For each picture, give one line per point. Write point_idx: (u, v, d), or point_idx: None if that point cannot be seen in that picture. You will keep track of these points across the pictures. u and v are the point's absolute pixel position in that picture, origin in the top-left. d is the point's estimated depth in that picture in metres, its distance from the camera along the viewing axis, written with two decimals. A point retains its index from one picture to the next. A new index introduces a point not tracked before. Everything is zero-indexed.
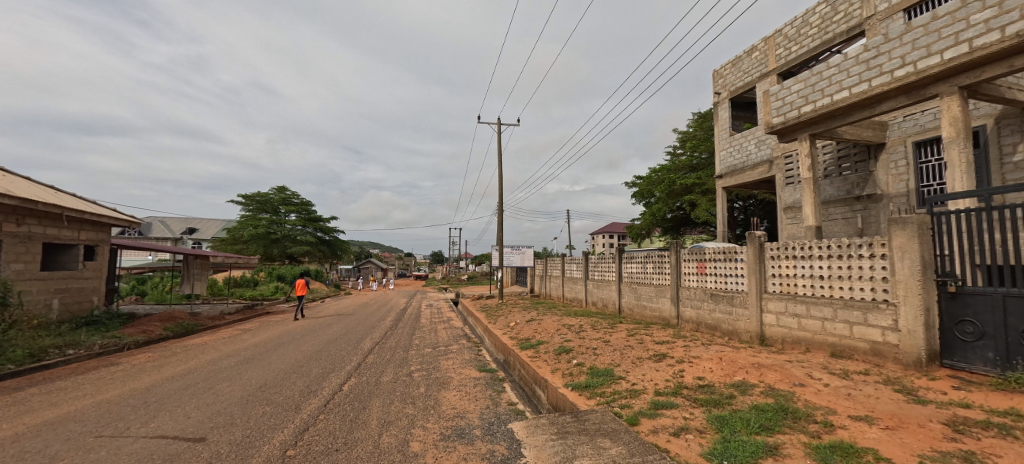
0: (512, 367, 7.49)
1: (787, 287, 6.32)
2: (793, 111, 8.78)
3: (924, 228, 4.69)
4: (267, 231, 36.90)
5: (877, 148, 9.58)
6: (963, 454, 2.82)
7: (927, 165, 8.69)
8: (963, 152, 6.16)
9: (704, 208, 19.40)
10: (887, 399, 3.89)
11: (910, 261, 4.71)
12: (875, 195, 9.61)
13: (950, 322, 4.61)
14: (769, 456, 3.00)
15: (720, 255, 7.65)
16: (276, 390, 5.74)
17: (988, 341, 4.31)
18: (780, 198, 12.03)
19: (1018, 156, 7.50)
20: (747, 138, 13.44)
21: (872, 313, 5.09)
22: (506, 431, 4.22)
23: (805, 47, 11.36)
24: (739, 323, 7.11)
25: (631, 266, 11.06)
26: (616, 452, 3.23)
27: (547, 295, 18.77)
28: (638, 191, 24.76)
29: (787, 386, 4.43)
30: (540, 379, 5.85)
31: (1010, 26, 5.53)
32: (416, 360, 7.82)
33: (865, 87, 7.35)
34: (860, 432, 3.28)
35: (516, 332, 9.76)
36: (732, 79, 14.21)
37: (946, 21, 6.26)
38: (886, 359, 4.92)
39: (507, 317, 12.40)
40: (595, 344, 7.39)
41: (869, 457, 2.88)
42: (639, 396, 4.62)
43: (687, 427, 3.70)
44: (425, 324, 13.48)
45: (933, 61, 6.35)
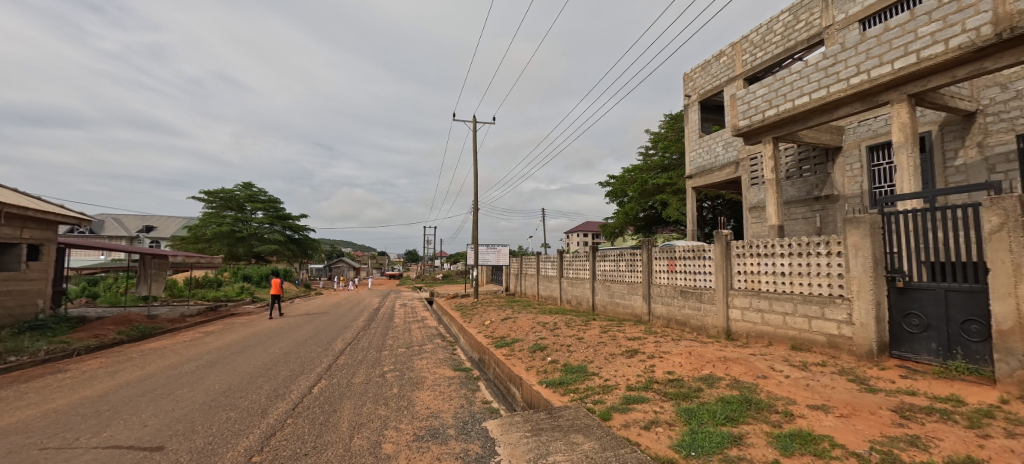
0: (487, 366, 7.47)
1: (752, 284, 6.59)
2: (758, 115, 9.12)
3: (876, 227, 4.99)
4: (232, 229, 35.40)
5: (835, 152, 10.10)
6: (909, 439, 3.02)
7: (879, 168, 9.24)
8: (911, 156, 6.60)
9: (674, 207, 19.94)
10: (842, 388, 4.12)
11: (863, 258, 5.00)
12: (832, 195, 10.14)
13: (899, 315, 4.92)
14: (734, 445, 3.12)
15: (690, 253, 7.90)
16: (241, 395, 5.51)
17: (932, 333, 4.62)
18: (745, 198, 12.50)
19: (960, 160, 8.07)
20: (715, 140, 13.91)
21: (829, 307, 5.37)
22: (480, 430, 4.21)
23: (770, 53, 11.84)
24: (707, 319, 7.35)
25: (605, 264, 11.25)
26: (589, 447, 3.27)
27: (522, 293, 18.82)
28: (612, 190, 25.17)
29: (751, 379, 4.61)
30: (514, 376, 5.87)
31: (953, 40, 5.95)
32: (389, 360, 7.68)
33: (823, 93, 7.72)
34: (817, 421, 3.46)
35: (492, 330, 9.75)
36: (701, 82, 14.64)
37: (896, 33, 6.65)
38: (842, 351, 5.20)
39: (482, 316, 12.38)
40: (569, 341, 7.48)
41: (826, 443, 3.05)
42: (612, 391, 4.70)
43: (657, 420, 3.79)
44: (399, 324, 13.28)
45: (885, 70, 6.76)
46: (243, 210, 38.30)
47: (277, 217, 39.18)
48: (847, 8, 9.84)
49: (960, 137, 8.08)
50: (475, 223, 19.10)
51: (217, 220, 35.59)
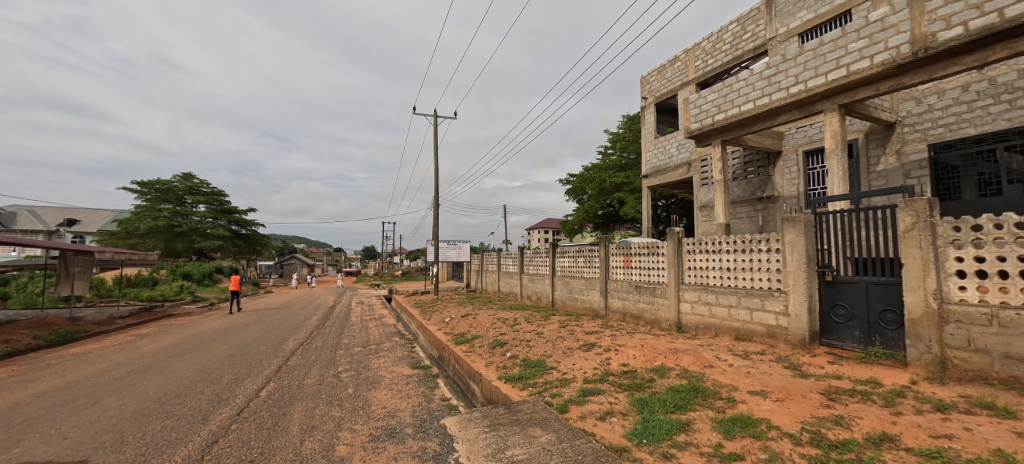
0: (446, 363, 7.42)
1: (700, 279, 6.94)
2: (708, 119, 9.57)
3: (809, 226, 5.41)
4: (170, 224, 32.74)
5: (776, 156, 10.84)
6: (834, 419, 3.31)
7: (814, 171, 10.05)
8: (841, 162, 7.23)
9: (631, 206, 20.64)
10: (778, 375, 4.44)
11: (798, 254, 5.41)
12: (773, 196, 10.87)
13: (828, 306, 5.39)
14: (681, 432, 3.29)
15: (645, 249, 8.20)
16: (179, 401, 5.12)
17: (855, 322, 5.10)
18: (696, 197, 13.13)
19: (882, 166, 8.89)
20: (669, 141, 14.51)
21: (768, 300, 5.77)
22: (438, 427, 4.16)
23: (719, 61, 12.48)
24: (660, 312, 7.66)
25: (564, 260, 11.46)
26: (546, 440, 3.32)
27: (483, 290, 18.81)
28: (572, 188, 25.61)
29: (698, 368, 4.88)
30: (474, 372, 5.87)
31: (876, 56, 6.56)
32: (343, 360, 7.40)
33: (766, 101, 8.25)
34: (756, 405, 3.72)
35: (452, 327, 9.66)
36: (657, 86, 15.20)
37: (830, 48, 7.20)
38: (779, 340, 5.61)
39: (442, 313, 12.23)
40: (529, 337, 7.56)
41: (763, 426, 3.28)
42: (569, 384, 4.81)
43: (612, 410, 3.92)
44: (355, 322, 12.82)
45: (820, 82, 7.33)
46: (183, 203, 35.58)
47: (221, 210, 36.69)
48: (787, 22, 10.60)
49: (882, 144, 8.91)
50: (436, 218, 18.79)
51: (152, 214, 32.68)
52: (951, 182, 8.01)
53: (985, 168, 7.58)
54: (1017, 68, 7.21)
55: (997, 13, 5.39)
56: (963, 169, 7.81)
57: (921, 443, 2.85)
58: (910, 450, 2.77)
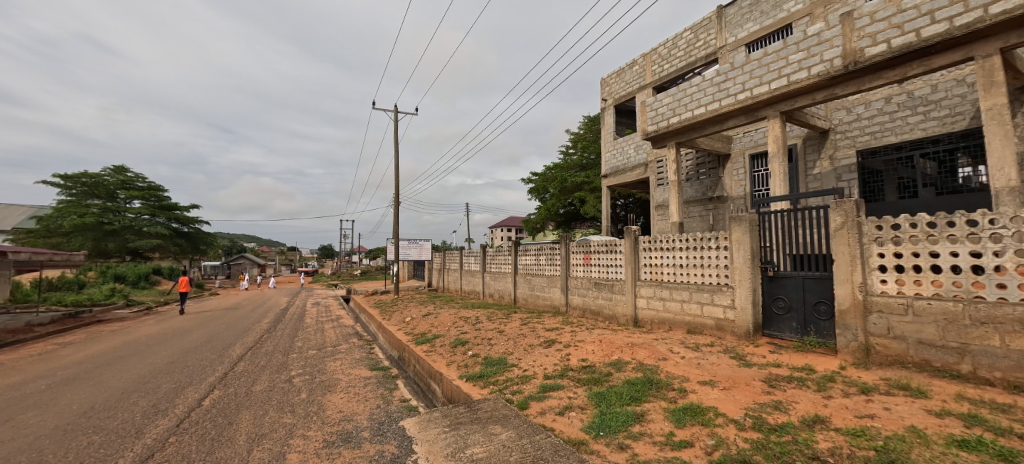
0: (406, 363, 7.27)
1: (656, 275, 7.21)
2: (664, 121, 9.95)
3: (753, 224, 5.76)
4: (99, 220, 29.91)
5: (725, 158, 11.45)
6: (774, 404, 3.56)
7: (760, 173, 10.72)
8: (782, 165, 7.74)
9: (591, 205, 21.13)
10: (725, 365, 4.72)
11: (744, 251, 5.75)
12: (723, 196, 11.49)
13: (769, 299, 5.77)
14: (636, 423, 3.41)
15: (604, 247, 8.42)
16: (109, 414, 4.70)
17: (793, 314, 5.49)
18: (653, 197, 13.62)
19: (817, 169, 9.63)
20: (628, 142, 14.96)
21: (717, 294, 6.09)
22: (397, 429, 4.07)
23: (674, 66, 13.00)
24: (618, 308, 7.89)
25: (526, 258, 11.56)
26: (506, 436, 3.34)
27: (445, 289, 18.59)
28: (534, 187, 25.84)
29: (653, 361, 5.08)
30: (434, 372, 5.80)
31: (813, 67, 7.10)
32: (296, 364, 7.07)
33: (717, 106, 8.69)
34: (706, 394, 3.92)
35: (412, 326, 9.48)
36: (616, 88, 15.61)
37: (773, 58, 7.70)
38: (726, 332, 5.95)
39: (403, 312, 11.99)
40: (490, 335, 7.56)
41: (711, 414, 3.46)
42: (530, 381, 4.85)
43: (571, 405, 4.00)
44: (310, 324, 12.29)
45: (764, 89, 7.82)
46: (115, 198, 32.66)
47: (160, 207, 33.98)
48: (736, 33, 11.24)
49: (818, 150, 9.64)
50: (397, 216, 18.34)
51: (79, 210, 29.70)
52: (876, 185, 8.79)
53: (904, 172, 8.42)
54: (930, 83, 8.03)
55: (915, 32, 6.00)
56: (886, 173, 8.64)
57: (848, 423, 3.13)
58: (839, 430, 3.02)
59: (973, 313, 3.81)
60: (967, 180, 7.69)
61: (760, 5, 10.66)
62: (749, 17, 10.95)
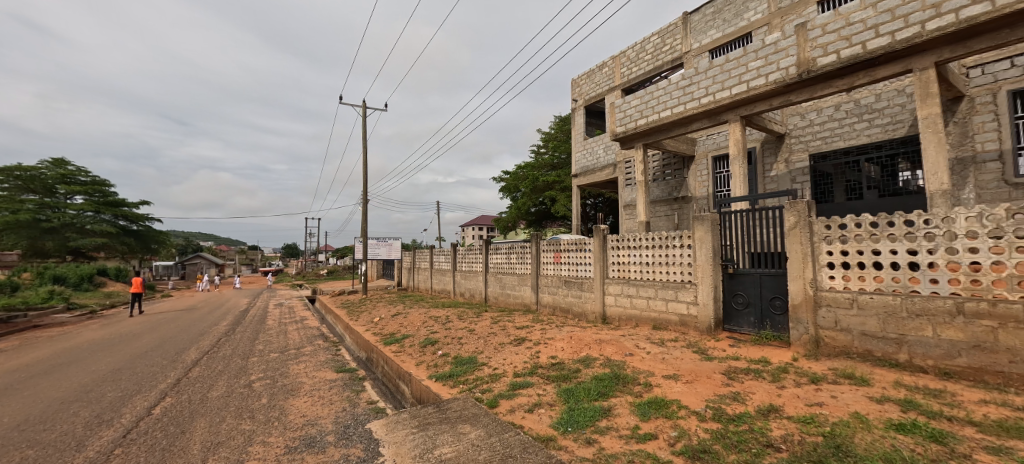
0: (374, 365, 7.12)
1: (623, 273, 7.38)
2: (631, 123, 10.18)
3: (715, 224, 6.00)
4: (35, 217, 27.52)
5: (689, 160, 11.87)
6: (732, 395, 3.72)
7: (721, 175, 11.17)
8: (742, 167, 8.09)
9: (562, 204, 21.40)
10: (688, 359, 4.90)
11: (706, 249, 5.97)
12: (687, 197, 11.90)
13: (729, 295, 6.03)
14: (603, 417, 3.49)
15: (573, 246, 8.54)
16: (45, 427, 4.34)
17: (751, 309, 5.76)
18: (621, 197, 13.93)
19: (774, 172, 10.12)
20: (597, 143, 15.23)
21: (681, 291, 6.31)
22: (363, 432, 3.98)
23: (642, 69, 13.34)
24: (587, 305, 8.04)
25: (497, 257, 11.56)
26: (475, 435, 3.33)
27: (415, 288, 18.30)
28: (506, 186, 25.87)
29: (620, 357, 5.20)
30: (403, 373, 5.71)
31: (771, 75, 7.46)
32: (256, 368, 6.78)
33: (682, 109, 8.98)
34: (669, 388, 4.06)
35: (381, 327, 9.29)
36: (586, 89, 15.84)
37: (734, 64, 8.03)
38: (689, 327, 6.18)
39: (371, 312, 11.73)
40: (460, 334, 7.51)
41: (674, 406, 3.59)
42: (499, 379, 4.86)
43: (540, 402, 4.04)
44: (272, 325, 11.83)
45: (725, 94, 8.15)
46: (53, 194, 30.17)
47: (105, 203, 31.69)
48: (700, 39, 11.66)
49: (775, 153, 10.15)
50: (366, 214, 17.90)
51: (11, 206, 27.24)
52: (826, 187, 9.34)
53: (852, 175, 9.00)
54: (874, 93, 8.60)
55: (861, 45, 6.43)
56: (835, 175, 9.23)
57: (799, 411, 3.32)
58: (791, 418, 3.20)
59: (909, 306, 4.11)
60: (906, 183, 8.27)
61: (722, 13, 11.10)
62: (712, 24, 11.37)
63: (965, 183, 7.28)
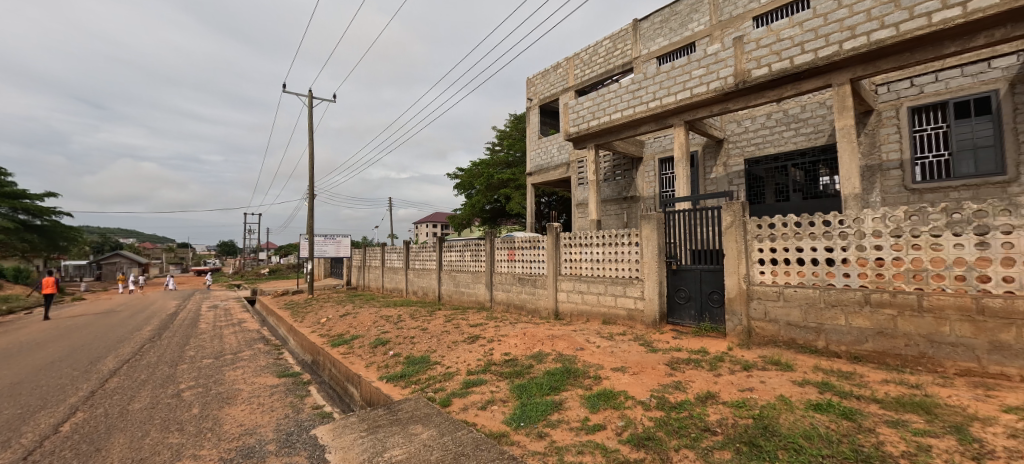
0: (320, 368, 6.81)
1: (575, 270, 7.58)
2: (584, 123, 10.44)
3: (660, 222, 6.32)
4: None
5: (638, 161, 12.39)
6: (674, 384, 3.95)
7: (667, 176, 11.76)
8: (685, 169, 8.56)
9: (516, 202, 21.57)
10: (635, 351, 5.13)
11: (652, 247, 6.28)
12: (636, 196, 12.43)
13: (673, 290, 6.38)
14: (554, 411, 3.57)
15: (527, 243, 8.63)
16: None
17: (692, 302, 6.13)
18: (574, 195, 14.27)
19: (714, 174, 10.82)
20: (552, 142, 15.49)
21: (629, 287, 6.58)
22: (308, 438, 3.80)
23: (595, 72, 13.72)
24: (540, 302, 8.18)
25: (451, 255, 11.43)
26: (427, 436, 3.28)
27: (366, 287, 17.67)
28: (460, 183, 25.64)
29: (572, 351, 5.35)
30: (351, 375, 5.50)
31: (712, 83, 7.95)
32: (186, 376, 6.24)
33: (631, 112, 9.35)
34: (617, 380, 4.23)
35: (328, 328, 8.90)
36: (541, 89, 16.04)
37: (678, 71, 8.47)
38: (636, 321, 6.46)
39: (317, 313, 11.19)
40: (413, 333, 7.36)
41: (621, 397, 3.74)
42: (452, 378, 4.82)
43: (493, 399, 4.05)
44: (206, 329, 10.93)
45: (671, 100, 8.58)
46: None
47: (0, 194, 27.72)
48: (649, 45, 12.19)
49: (714, 157, 10.84)
50: (312, 210, 17.00)
51: None
52: (758, 189, 10.13)
53: (780, 179, 9.82)
54: (800, 104, 9.43)
55: (789, 60, 7.02)
56: (766, 179, 10.03)
57: (733, 396, 3.59)
58: (726, 403, 3.45)
59: (826, 298, 4.57)
60: (825, 187, 9.20)
61: (669, 22, 11.67)
62: (660, 32, 11.93)
63: (873, 188, 8.17)
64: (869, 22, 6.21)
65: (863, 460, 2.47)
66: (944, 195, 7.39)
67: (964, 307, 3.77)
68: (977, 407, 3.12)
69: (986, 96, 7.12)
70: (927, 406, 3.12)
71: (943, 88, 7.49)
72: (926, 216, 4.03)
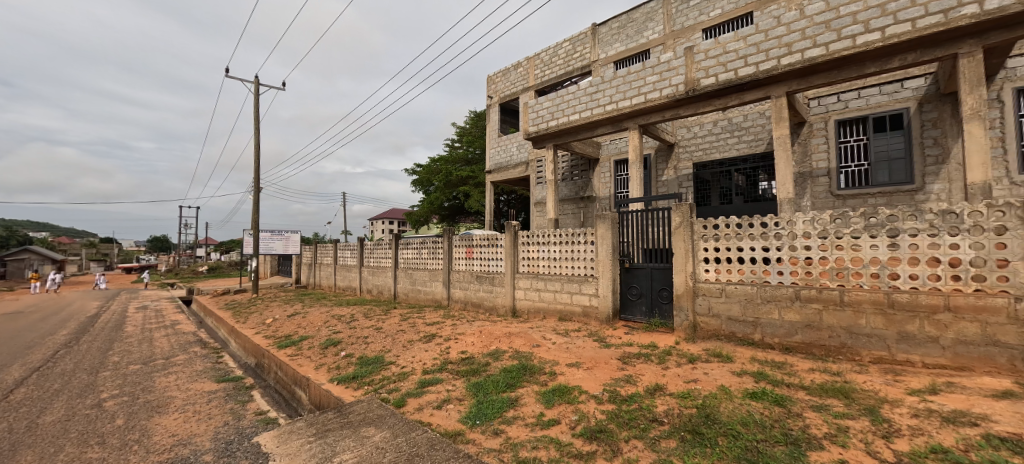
0: (265, 371, 6.44)
1: (532, 268, 7.66)
2: (543, 123, 10.57)
3: (614, 222, 6.53)
4: None
5: (595, 163, 12.73)
6: (626, 378, 4.10)
7: (622, 177, 12.18)
8: (639, 171, 8.90)
9: (475, 199, 21.48)
10: (589, 347, 5.28)
11: (607, 245, 6.48)
12: (592, 196, 12.77)
13: (625, 287, 6.62)
14: (510, 408, 3.60)
15: (485, 241, 8.63)
16: None
17: (643, 299, 6.40)
18: (533, 194, 14.41)
19: (665, 176, 11.33)
20: (511, 141, 15.56)
21: (584, 284, 6.76)
22: (250, 446, 3.57)
23: (554, 73, 13.93)
24: (497, 299, 8.22)
25: (407, 252, 11.18)
26: (379, 438, 3.19)
27: (316, 285, 16.90)
28: (418, 179, 25.13)
29: (528, 348, 5.42)
30: (299, 378, 5.25)
31: (664, 89, 8.32)
32: (109, 384, 5.67)
33: (589, 114, 9.58)
34: (572, 375, 4.33)
35: (274, 328, 8.43)
36: (502, 87, 16.04)
37: (634, 77, 8.79)
38: (591, 317, 6.65)
39: (262, 313, 10.56)
40: (366, 333, 7.14)
41: (576, 392, 3.84)
42: (407, 378, 4.72)
43: (449, 398, 4.02)
44: (133, 332, 9.99)
45: (626, 104, 8.89)
46: None
47: None
48: (606, 50, 12.54)
49: (666, 160, 11.36)
50: (258, 204, 16.00)
51: None
52: (705, 192, 10.75)
53: (724, 183, 10.47)
54: (743, 113, 10.08)
55: (734, 71, 7.48)
56: (712, 183, 10.65)
57: (679, 387, 3.79)
58: (672, 394, 3.64)
59: (762, 294, 4.94)
60: (764, 191, 9.91)
61: (626, 28, 12.07)
62: (617, 38, 12.31)
63: (804, 193, 8.90)
64: (803, 40, 6.76)
65: (792, 442, 2.70)
66: (863, 200, 8.20)
67: (877, 302, 4.21)
68: (887, 391, 3.51)
69: (899, 113, 7.96)
70: (845, 391, 3.47)
71: (864, 103, 8.30)
72: (848, 220, 4.44)
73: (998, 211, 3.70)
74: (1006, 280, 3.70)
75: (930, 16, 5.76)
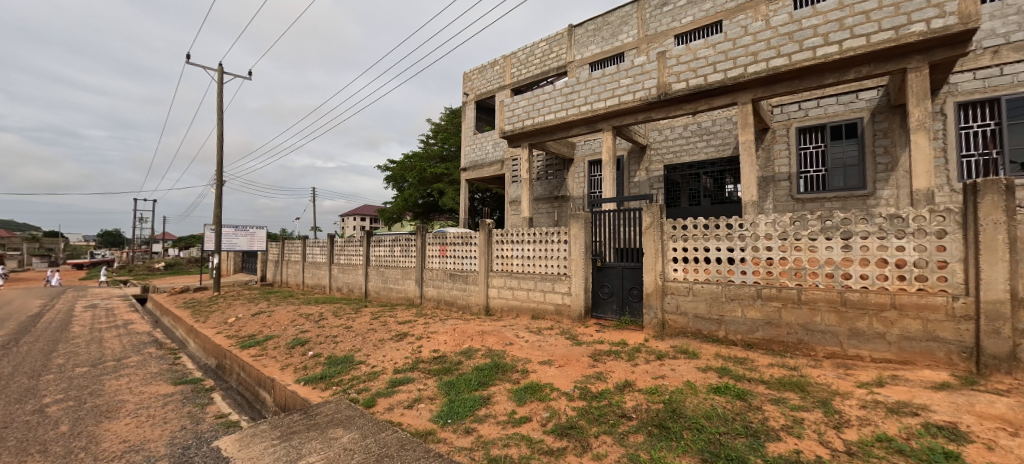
0: (226, 372, 6.17)
1: (506, 266, 7.68)
2: (518, 122, 10.59)
3: (587, 221, 6.62)
4: None
5: (570, 163, 12.87)
6: (596, 375, 4.18)
7: (596, 178, 12.38)
8: (612, 172, 9.06)
9: (450, 197, 21.29)
10: (561, 345, 5.35)
11: (579, 244, 6.57)
12: (566, 196, 12.91)
13: (597, 286, 6.74)
14: (482, 406, 3.60)
15: (459, 239, 8.58)
16: None
17: (614, 297, 6.53)
18: (508, 193, 14.41)
19: (637, 178, 11.59)
20: (487, 139, 15.50)
21: (557, 283, 6.84)
22: (209, 451, 3.42)
23: (531, 72, 13.97)
24: (471, 298, 8.19)
25: (379, 250, 10.97)
26: (348, 439, 3.13)
27: (283, 283, 16.33)
28: (391, 175, 24.67)
29: (501, 346, 5.43)
30: (263, 379, 5.06)
31: (637, 92, 8.49)
32: (51, 389, 5.28)
33: (564, 114, 9.65)
34: (544, 372, 4.38)
35: (237, 328, 8.09)
36: (478, 84, 15.95)
37: (609, 78, 8.92)
38: (563, 315, 6.74)
39: (224, 312, 10.10)
40: (335, 332, 6.97)
41: (547, 389, 3.88)
42: (378, 377, 4.64)
43: (420, 397, 3.98)
44: (80, 332, 9.36)
45: (600, 105, 9.03)
46: None
47: None
48: (582, 51, 12.69)
49: (639, 162, 11.61)
50: (220, 197, 15.28)
51: None
52: (675, 194, 11.07)
53: (694, 185, 10.81)
54: (712, 118, 10.43)
55: (703, 77, 7.72)
56: (681, 185, 10.97)
57: (647, 383, 3.90)
58: (641, 390, 3.74)
59: (727, 292, 5.14)
60: (730, 193, 10.30)
61: (601, 31, 12.26)
62: (592, 40, 12.47)
63: (767, 196, 9.31)
64: (768, 50, 7.06)
65: (752, 434, 2.83)
66: (821, 204, 8.66)
67: (831, 300, 4.46)
68: (839, 384, 3.73)
69: (854, 122, 8.44)
70: (802, 385, 3.66)
71: (823, 112, 8.74)
72: (806, 222, 4.68)
73: (940, 216, 3.99)
74: (945, 279, 3.98)
75: (882, 32, 6.15)
